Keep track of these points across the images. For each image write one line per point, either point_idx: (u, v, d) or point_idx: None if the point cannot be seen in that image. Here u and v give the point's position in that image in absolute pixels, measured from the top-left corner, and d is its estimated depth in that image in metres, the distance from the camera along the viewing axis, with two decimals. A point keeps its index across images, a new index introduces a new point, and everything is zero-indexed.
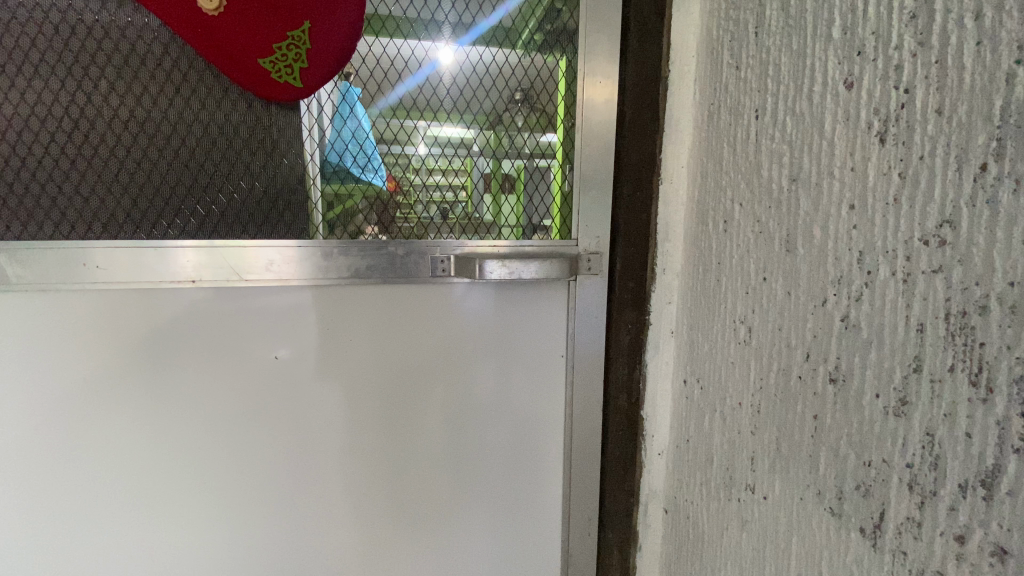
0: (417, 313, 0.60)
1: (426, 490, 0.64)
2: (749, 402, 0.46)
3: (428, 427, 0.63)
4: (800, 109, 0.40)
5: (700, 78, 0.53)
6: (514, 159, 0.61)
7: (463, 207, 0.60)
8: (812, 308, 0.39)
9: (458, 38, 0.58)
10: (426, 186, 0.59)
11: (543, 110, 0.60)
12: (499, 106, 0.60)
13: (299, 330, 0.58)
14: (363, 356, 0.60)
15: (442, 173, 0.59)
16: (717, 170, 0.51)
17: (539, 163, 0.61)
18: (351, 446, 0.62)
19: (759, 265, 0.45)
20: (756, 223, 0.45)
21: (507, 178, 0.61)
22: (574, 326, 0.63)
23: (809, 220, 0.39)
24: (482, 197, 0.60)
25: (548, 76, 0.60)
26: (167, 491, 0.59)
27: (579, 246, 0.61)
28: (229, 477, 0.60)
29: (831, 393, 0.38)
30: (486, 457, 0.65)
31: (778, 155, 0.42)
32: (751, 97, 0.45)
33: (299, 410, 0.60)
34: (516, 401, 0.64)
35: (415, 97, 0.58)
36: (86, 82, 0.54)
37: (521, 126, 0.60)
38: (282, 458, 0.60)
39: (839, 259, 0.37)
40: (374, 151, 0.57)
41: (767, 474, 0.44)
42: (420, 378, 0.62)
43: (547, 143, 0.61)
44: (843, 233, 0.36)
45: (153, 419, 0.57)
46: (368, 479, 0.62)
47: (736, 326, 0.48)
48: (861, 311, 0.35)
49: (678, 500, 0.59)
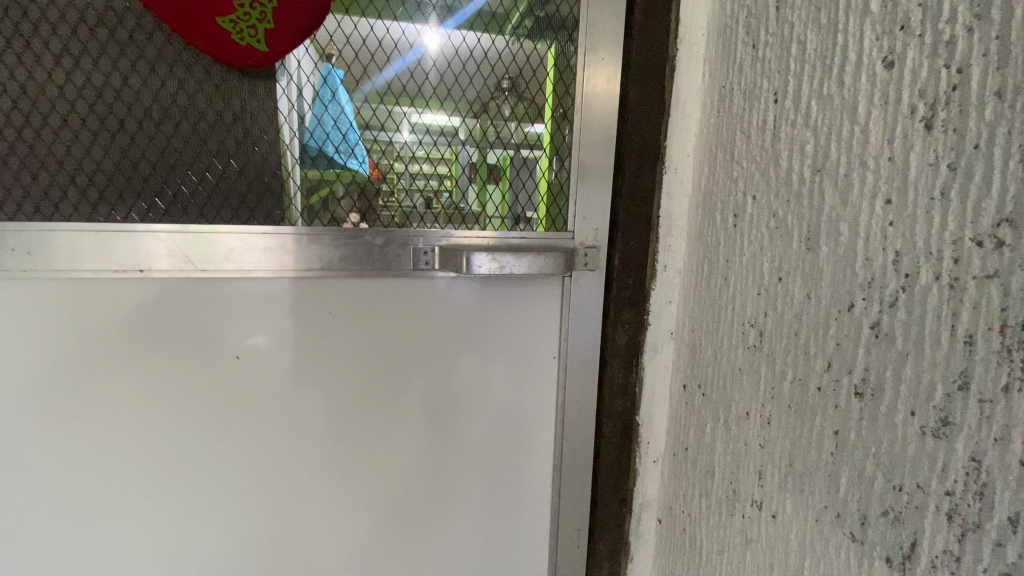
0: (399, 304, 0.55)
1: (410, 491, 0.59)
2: (757, 412, 0.43)
3: (410, 428, 0.58)
4: (829, 91, 0.36)
5: (712, 58, 0.49)
6: (499, 150, 0.56)
7: (449, 195, 0.55)
8: (836, 313, 0.35)
9: (446, 22, 0.53)
10: (410, 175, 0.54)
11: (532, 99, 0.56)
12: (483, 95, 0.55)
13: (266, 322, 0.53)
14: (338, 351, 0.55)
15: (426, 160, 0.54)
16: (727, 159, 0.47)
17: (525, 155, 0.56)
18: (325, 449, 0.57)
19: (774, 264, 0.41)
20: (771, 217, 0.41)
21: (493, 169, 0.56)
22: (569, 324, 0.58)
23: (835, 216, 0.35)
24: (468, 185, 0.55)
25: (537, 65, 0.55)
26: (116, 503, 0.53)
27: (575, 238, 0.56)
28: (189, 485, 0.54)
29: (856, 408, 0.34)
30: (470, 461, 0.60)
31: (800, 143, 0.38)
32: (770, 78, 0.41)
33: (264, 412, 0.55)
34: (501, 403, 0.60)
35: (403, 81, 0.53)
36: (15, 39, 0.47)
37: (507, 116, 0.56)
38: (247, 463, 0.55)
39: (870, 260, 0.33)
40: (356, 138, 0.52)
41: (777, 490, 0.41)
42: (402, 375, 0.57)
43: (536, 134, 0.56)
44: (876, 231, 0.33)
45: (98, 423, 0.52)
46: (346, 484, 0.58)
47: (744, 330, 0.44)
48: (896, 319, 0.31)
49: (674, 512, 0.55)
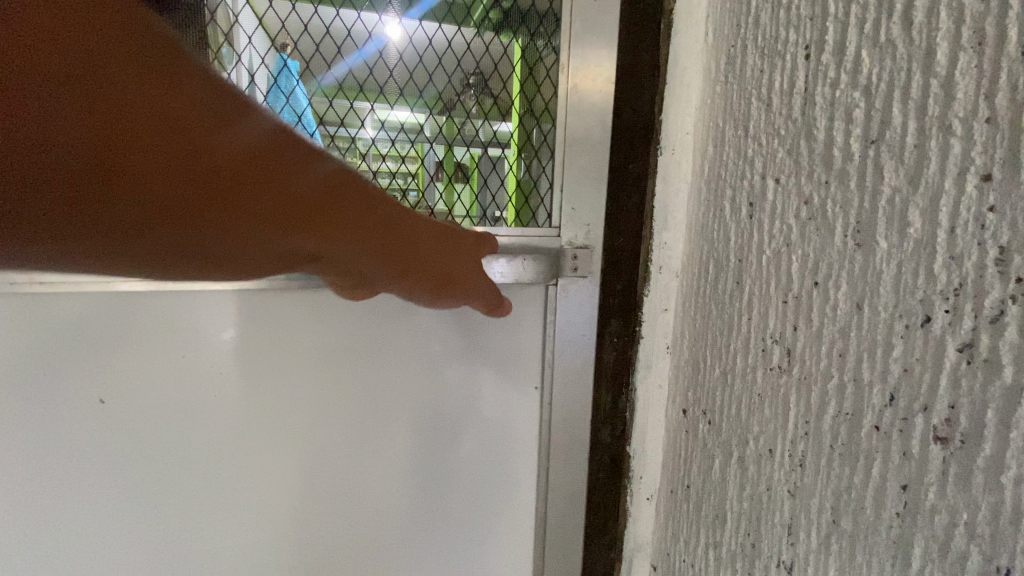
0: (350, 303, 0.48)
1: (379, 527, 0.52)
2: (784, 450, 0.34)
3: (382, 456, 0.51)
4: (887, 36, 0.27)
5: (717, 15, 0.41)
6: (466, 146, 0.51)
7: (415, 196, 0.51)
8: (901, 330, 0.27)
9: (411, 8, 0.49)
10: (372, 174, 0.50)
11: (498, 95, 0.51)
12: (451, 91, 0.51)
13: (237, 327, 0.46)
14: (296, 385, 0.48)
15: (390, 159, 0.51)
16: (740, 136, 0.38)
17: (494, 154, 0.52)
18: (284, 489, 0.49)
19: (807, 265, 0.32)
20: (802, 205, 0.32)
21: (460, 167, 0.51)
22: (554, 343, 0.51)
23: (900, 202, 0.27)
24: (433, 184, 0.51)
25: (502, 59, 0.51)
26: (21, 466, 0.44)
27: (563, 238, 0.49)
28: (148, 404, 0.45)
29: (935, 458, 0.25)
30: (442, 484, 0.52)
31: (844, 109, 0.30)
32: (799, 29, 0.32)
33: (204, 447, 0.47)
34: (474, 431, 0.52)
35: (359, 74, 0.50)
36: None
37: (473, 112, 0.51)
38: (198, 500, 0.47)
39: (958, 258, 0.24)
40: (313, 129, 0.50)
41: (814, 552, 0.32)
42: (372, 406, 0.50)
43: (502, 132, 0.51)
44: (967, 220, 0.24)
45: (85, 366, 0.44)
46: (313, 525, 0.50)
47: (766, 347, 0.35)
48: (1002, 339, 0.23)
49: (673, 557, 0.47)
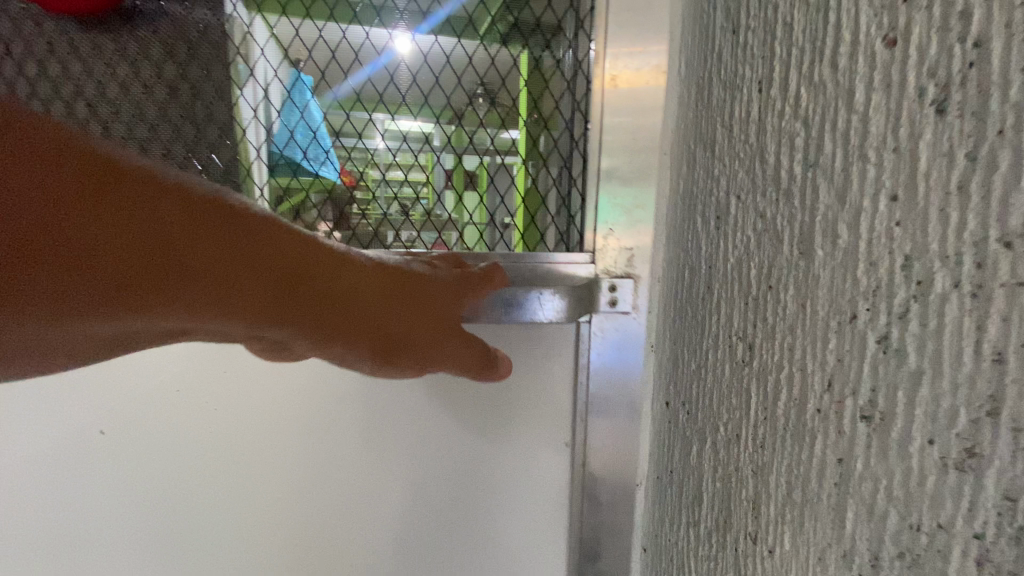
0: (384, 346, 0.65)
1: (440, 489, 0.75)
2: (749, 434, 0.39)
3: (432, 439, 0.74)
4: (820, 76, 0.32)
5: (695, 51, 0.46)
6: (476, 156, 0.77)
7: (424, 203, 0.77)
8: (835, 325, 0.31)
9: (417, 27, 0.76)
10: (386, 181, 0.77)
11: (505, 106, 0.77)
12: (460, 104, 0.78)
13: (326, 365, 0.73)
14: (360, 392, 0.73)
15: (402, 169, 0.77)
16: (709, 158, 0.43)
17: (503, 160, 0.77)
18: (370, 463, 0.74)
19: (762, 271, 0.37)
20: (758, 219, 0.37)
21: (469, 174, 0.77)
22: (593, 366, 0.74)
23: (832, 217, 0.31)
24: (442, 191, 0.77)
25: (508, 72, 0.77)
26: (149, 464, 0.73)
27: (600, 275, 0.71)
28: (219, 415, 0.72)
29: (862, 434, 0.30)
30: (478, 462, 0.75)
31: (789, 136, 0.34)
32: (754, 66, 0.37)
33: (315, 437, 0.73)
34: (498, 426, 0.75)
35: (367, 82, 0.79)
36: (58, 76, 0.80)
37: (484, 121, 0.77)
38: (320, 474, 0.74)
39: (876, 264, 0.29)
40: (326, 140, 0.77)
41: (773, 523, 0.36)
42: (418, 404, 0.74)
43: (507, 138, 0.77)
44: (881, 233, 0.28)
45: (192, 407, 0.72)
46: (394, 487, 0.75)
47: (732, 343, 0.40)
48: (908, 332, 0.27)
49: (662, 537, 0.51)
